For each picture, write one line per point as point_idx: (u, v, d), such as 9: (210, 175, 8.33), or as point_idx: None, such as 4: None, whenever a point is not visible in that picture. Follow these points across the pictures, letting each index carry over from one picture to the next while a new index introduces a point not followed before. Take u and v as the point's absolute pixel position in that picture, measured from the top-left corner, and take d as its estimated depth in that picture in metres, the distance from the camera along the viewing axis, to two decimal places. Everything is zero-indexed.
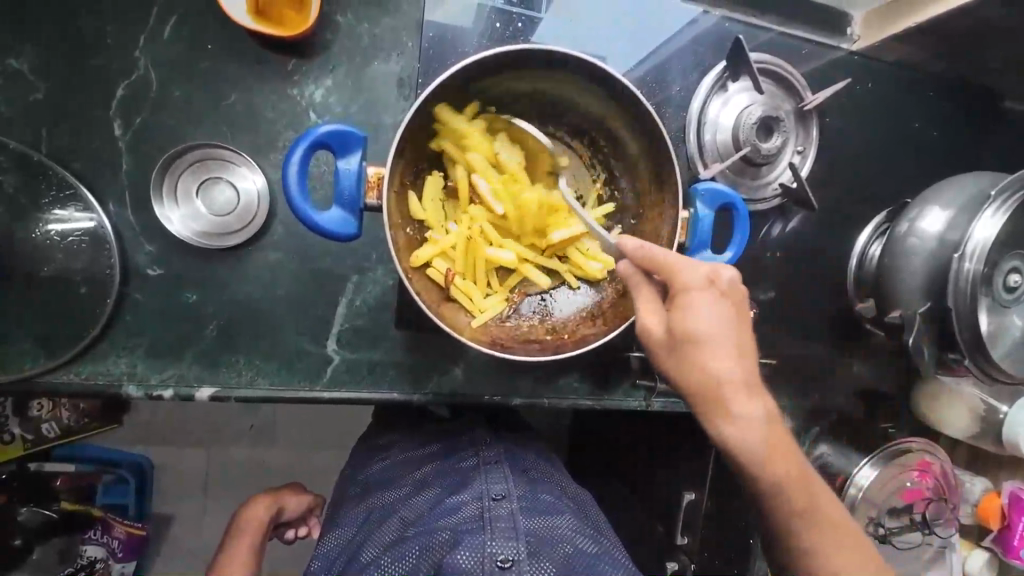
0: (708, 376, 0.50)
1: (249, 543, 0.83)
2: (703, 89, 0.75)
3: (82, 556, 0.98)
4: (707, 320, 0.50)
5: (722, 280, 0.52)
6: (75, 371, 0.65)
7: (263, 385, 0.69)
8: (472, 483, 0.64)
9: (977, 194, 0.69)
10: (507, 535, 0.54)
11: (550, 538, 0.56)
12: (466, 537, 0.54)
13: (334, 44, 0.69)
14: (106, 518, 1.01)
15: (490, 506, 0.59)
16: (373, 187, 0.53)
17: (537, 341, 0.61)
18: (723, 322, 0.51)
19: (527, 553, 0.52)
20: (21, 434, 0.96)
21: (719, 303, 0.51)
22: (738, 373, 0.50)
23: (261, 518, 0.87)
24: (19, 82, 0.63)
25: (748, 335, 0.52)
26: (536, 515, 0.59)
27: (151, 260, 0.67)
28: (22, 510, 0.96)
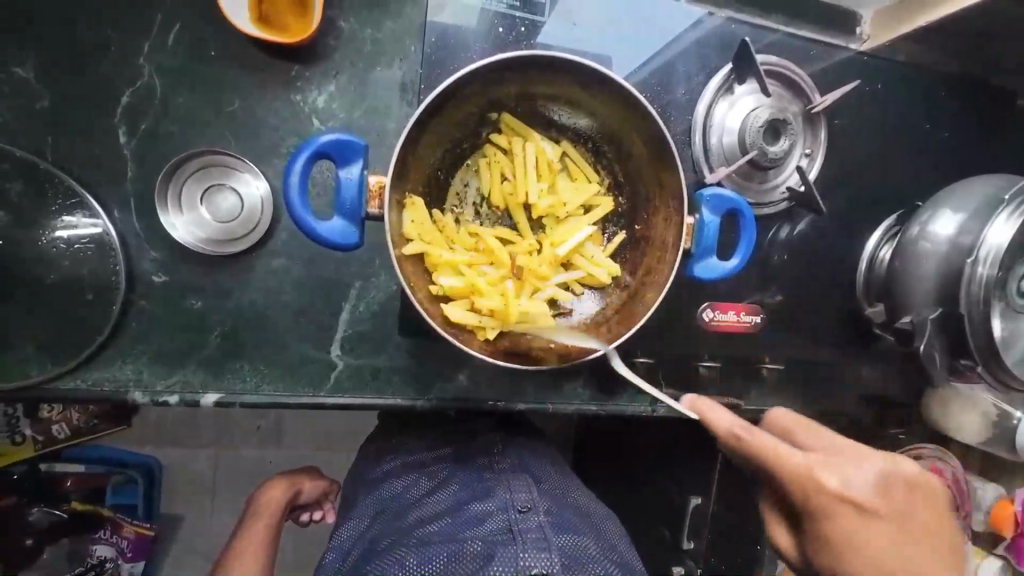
0: None
1: (269, 523, 0.85)
2: (708, 92, 0.75)
3: (93, 556, 1.01)
4: (868, 551, 0.53)
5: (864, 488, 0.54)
6: (82, 377, 0.66)
7: (268, 391, 0.70)
8: (496, 492, 0.64)
9: (990, 197, 0.67)
10: (539, 547, 0.54)
11: (578, 556, 0.56)
12: (499, 551, 0.54)
13: (336, 50, 0.68)
14: (115, 519, 1.04)
15: (519, 517, 0.59)
16: (375, 196, 0.53)
17: (541, 351, 0.60)
18: (879, 551, 0.53)
19: (559, 569, 0.53)
20: (32, 436, 0.96)
21: (868, 520, 0.53)
22: None
23: (279, 500, 0.89)
24: (25, 90, 0.63)
25: (921, 541, 0.54)
26: (563, 530, 0.59)
27: (156, 266, 0.67)
28: (34, 510, 0.99)
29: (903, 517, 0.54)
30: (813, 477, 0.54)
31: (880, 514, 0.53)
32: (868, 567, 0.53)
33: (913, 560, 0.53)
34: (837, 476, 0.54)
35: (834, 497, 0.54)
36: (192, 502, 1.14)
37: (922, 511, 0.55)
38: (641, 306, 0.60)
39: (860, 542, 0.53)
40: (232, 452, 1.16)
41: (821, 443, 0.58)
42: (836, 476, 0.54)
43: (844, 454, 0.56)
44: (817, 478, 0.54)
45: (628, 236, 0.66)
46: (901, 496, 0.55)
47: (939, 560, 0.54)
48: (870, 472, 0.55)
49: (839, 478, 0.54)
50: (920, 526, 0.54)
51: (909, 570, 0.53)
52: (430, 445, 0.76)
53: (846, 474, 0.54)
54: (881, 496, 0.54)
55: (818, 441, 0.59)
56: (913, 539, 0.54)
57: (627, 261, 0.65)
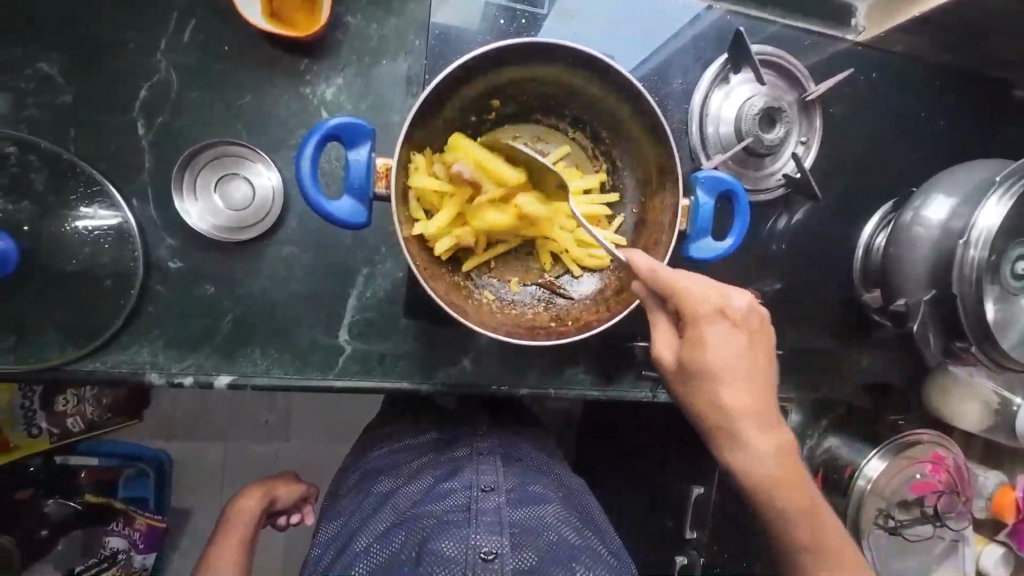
0: (725, 411, 0.54)
1: (241, 536, 0.81)
2: (704, 82, 0.77)
3: (105, 547, 1.04)
4: (717, 357, 0.54)
5: (736, 311, 0.55)
6: (101, 360, 0.68)
7: (278, 374, 0.72)
8: (463, 472, 0.66)
9: (982, 181, 0.68)
10: (492, 528, 0.55)
11: (535, 528, 0.58)
12: (451, 528, 0.56)
13: (343, 45, 0.71)
14: (128, 511, 1.06)
15: (479, 496, 0.61)
16: (383, 177, 0.54)
17: (540, 328, 0.61)
18: (728, 357, 0.54)
19: (510, 546, 0.54)
20: (47, 428, 0.97)
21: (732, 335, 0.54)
22: (754, 409, 0.54)
23: (253, 510, 0.84)
24: (48, 85, 0.66)
25: (764, 359, 0.56)
26: (522, 506, 0.61)
27: (172, 254, 0.70)
28: (49, 502, 1.02)
29: (755, 340, 0.56)
30: (688, 293, 0.54)
31: (739, 330, 0.55)
32: (708, 372, 0.54)
33: (751, 384, 0.54)
34: (721, 294, 0.55)
35: (705, 309, 0.54)
36: (204, 490, 1.18)
37: (767, 347, 0.56)
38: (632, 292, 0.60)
39: (715, 352, 0.54)
40: (242, 442, 1.20)
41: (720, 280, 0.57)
42: (716, 297, 0.54)
43: (724, 286, 0.56)
44: (695, 294, 0.54)
45: (627, 219, 0.68)
46: (762, 334, 0.56)
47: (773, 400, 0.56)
48: (744, 300, 0.56)
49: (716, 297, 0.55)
50: (768, 361, 0.56)
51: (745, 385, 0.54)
52: (422, 429, 0.78)
53: (726, 299, 0.55)
54: (750, 326, 0.55)
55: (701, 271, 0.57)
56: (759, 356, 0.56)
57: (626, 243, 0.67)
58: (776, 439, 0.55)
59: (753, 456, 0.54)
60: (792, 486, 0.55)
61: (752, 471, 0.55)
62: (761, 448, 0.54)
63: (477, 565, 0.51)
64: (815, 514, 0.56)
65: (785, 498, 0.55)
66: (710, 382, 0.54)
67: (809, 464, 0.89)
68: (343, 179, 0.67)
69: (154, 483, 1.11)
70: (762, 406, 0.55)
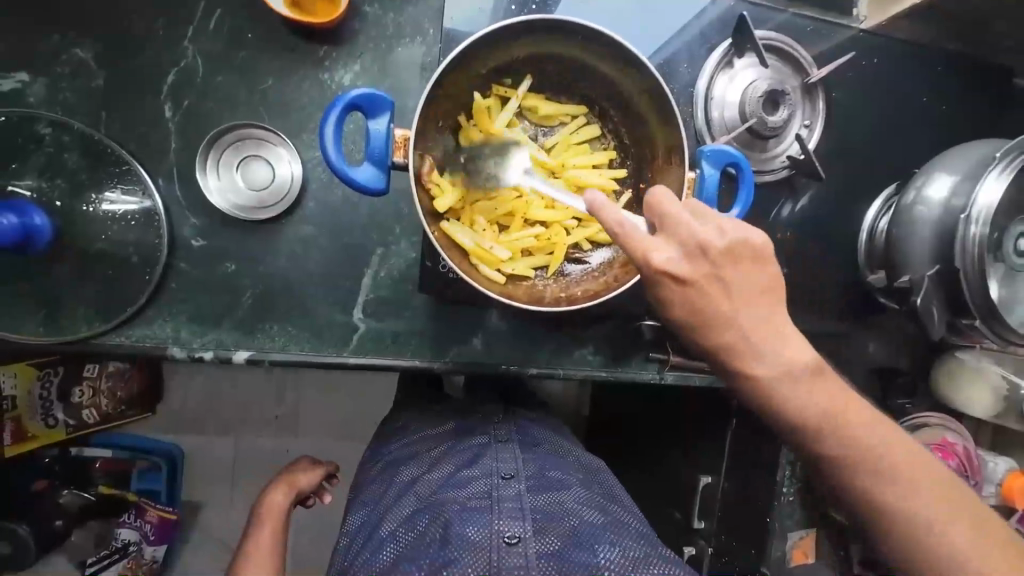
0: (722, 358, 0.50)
1: (274, 527, 0.83)
2: (709, 67, 0.78)
3: (117, 539, 1.09)
4: (697, 314, 0.49)
5: (696, 249, 0.48)
6: (126, 334, 0.71)
7: (295, 350, 0.74)
8: (482, 460, 0.67)
9: (983, 158, 0.69)
10: (514, 513, 0.57)
11: (556, 513, 0.58)
12: (474, 514, 0.57)
13: (361, 33, 0.74)
14: (140, 503, 1.10)
15: (499, 484, 0.62)
16: (400, 148, 0.56)
17: (550, 298, 0.64)
18: (704, 305, 0.49)
19: (533, 530, 0.55)
20: (64, 419, 1.03)
21: (700, 283, 0.48)
22: (748, 346, 0.49)
23: (282, 503, 0.86)
24: (83, 69, 0.69)
25: (745, 290, 0.49)
26: (542, 492, 0.62)
27: (195, 232, 0.72)
28: (64, 492, 1.06)
29: (726, 275, 0.48)
30: (635, 255, 0.48)
31: (709, 276, 0.48)
32: (692, 326, 0.50)
33: (734, 325, 0.49)
34: (668, 248, 0.48)
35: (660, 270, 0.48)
36: (217, 477, 1.20)
37: (742, 275, 0.49)
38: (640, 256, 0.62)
39: (691, 306, 0.49)
40: (255, 430, 1.22)
41: (671, 218, 0.49)
42: (661, 256, 0.48)
43: (672, 225, 0.49)
44: (645, 260, 0.48)
45: (634, 194, 0.70)
46: (741, 266, 0.49)
47: (781, 333, 0.50)
48: (695, 234, 0.48)
49: (664, 249, 0.48)
50: (747, 292, 0.49)
51: (736, 334, 0.49)
52: (439, 419, 0.79)
53: (674, 253, 0.48)
54: (715, 270, 0.48)
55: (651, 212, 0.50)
56: (738, 293, 0.49)
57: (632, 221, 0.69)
58: (788, 366, 0.49)
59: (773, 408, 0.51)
60: (820, 407, 0.50)
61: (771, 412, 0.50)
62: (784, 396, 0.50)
63: (502, 549, 0.52)
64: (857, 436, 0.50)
65: (825, 432, 0.50)
66: (698, 338, 0.51)
67: None
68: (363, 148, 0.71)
69: (165, 478, 1.14)
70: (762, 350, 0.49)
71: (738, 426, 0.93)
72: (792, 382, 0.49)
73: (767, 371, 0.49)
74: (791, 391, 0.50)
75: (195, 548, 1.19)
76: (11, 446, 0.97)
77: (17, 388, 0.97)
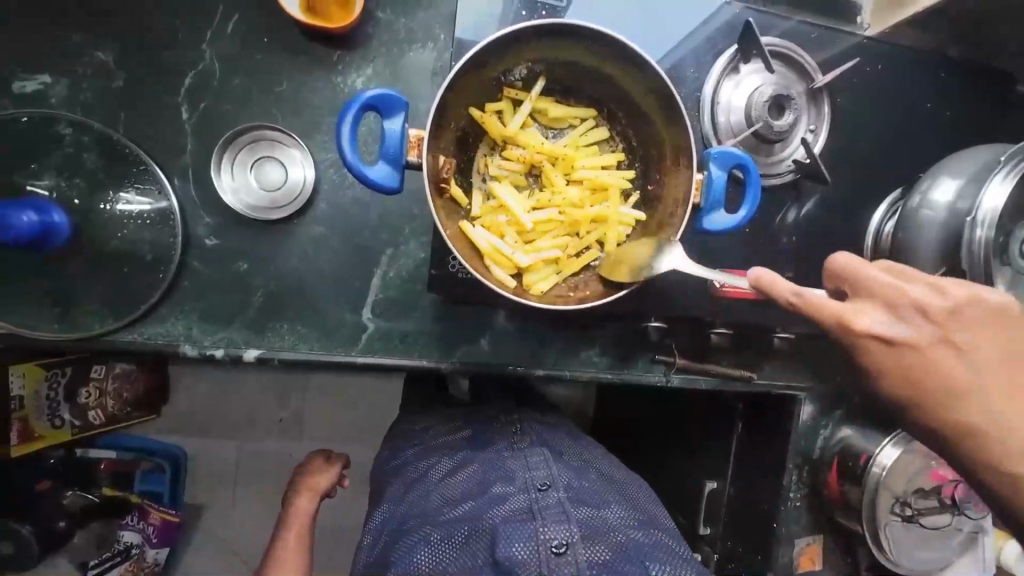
0: (958, 427, 0.51)
1: (303, 533, 0.85)
2: (715, 72, 0.80)
3: (120, 541, 1.08)
4: (929, 382, 0.50)
5: (928, 313, 0.49)
6: (139, 331, 0.72)
7: (305, 349, 0.75)
8: (515, 471, 0.65)
9: (988, 162, 0.70)
10: (558, 521, 0.57)
11: (600, 526, 0.59)
12: (518, 526, 0.56)
13: (373, 37, 0.75)
14: (143, 505, 1.10)
15: (537, 497, 0.61)
16: (414, 146, 0.58)
17: (562, 298, 0.66)
18: (931, 374, 0.50)
19: (579, 537, 0.56)
20: (70, 420, 0.99)
21: (929, 351, 0.50)
22: (978, 411, 0.51)
23: (308, 509, 0.87)
24: (103, 71, 0.71)
25: (982, 349, 0.50)
26: (582, 504, 0.61)
27: (209, 231, 0.73)
28: (68, 493, 1.05)
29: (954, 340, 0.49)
30: (853, 329, 0.50)
31: (936, 342, 0.50)
32: (923, 398, 0.51)
33: (969, 390, 0.50)
34: (878, 315, 0.50)
35: (880, 343, 0.50)
36: (223, 478, 1.21)
37: (980, 336, 0.49)
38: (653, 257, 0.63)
39: (922, 374, 0.51)
40: (262, 431, 1.22)
41: (869, 282, 0.51)
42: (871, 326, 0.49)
43: (895, 288, 0.50)
44: (860, 328, 0.49)
45: (642, 195, 0.71)
46: (972, 325, 0.49)
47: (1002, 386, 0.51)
48: (919, 301, 0.49)
49: (879, 320, 0.50)
50: (982, 354, 0.50)
51: (961, 396, 0.50)
52: (454, 426, 0.78)
53: (886, 318, 0.50)
54: (935, 330, 0.49)
55: (865, 279, 0.51)
56: (967, 356, 0.50)
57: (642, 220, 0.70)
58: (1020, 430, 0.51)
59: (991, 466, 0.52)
60: None
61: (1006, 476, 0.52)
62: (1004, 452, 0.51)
63: (551, 560, 0.53)
64: None
65: None
66: (934, 410, 0.52)
67: (824, 452, 0.89)
68: (377, 148, 0.73)
69: (168, 479, 1.14)
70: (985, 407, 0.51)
71: (742, 432, 0.95)
72: None
73: (1001, 435, 0.51)
74: None
75: (200, 551, 1.19)
76: (18, 446, 0.92)
77: (26, 389, 0.92)
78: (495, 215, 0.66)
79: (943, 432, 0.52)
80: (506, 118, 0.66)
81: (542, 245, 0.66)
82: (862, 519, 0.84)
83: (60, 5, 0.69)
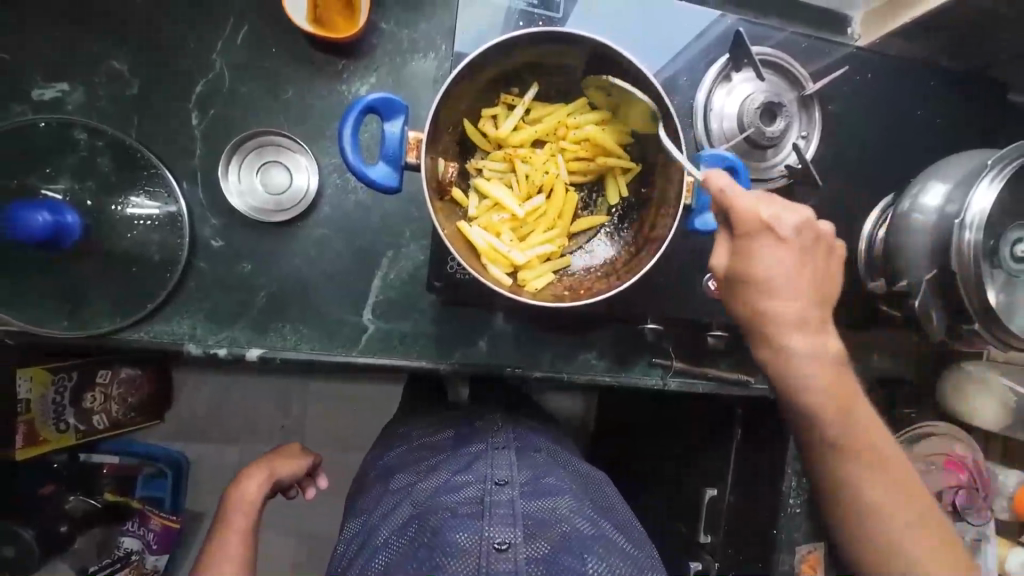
0: (769, 312, 0.59)
1: (243, 525, 0.77)
2: (708, 81, 0.82)
3: (120, 547, 1.08)
4: (761, 267, 0.58)
5: (798, 228, 0.59)
6: (146, 330, 0.74)
7: (306, 349, 0.77)
8: (475, 466, 0.67)
9: (975, 166, 0.71)
10: (505, 521, 0.57)
11: (548, 519, 0.59)
12: (465, 520, 0.57)
13: (378, 48, 0.78)
14: (144, 511, 1.10)
15: (491, 490, 0.62)
16: (413, 148, 0.60)
17: (558, 297, 0.67)
18: (768, 265, 0.58)
19: (523, 536, 0.55)
20: (75, 424, 1.00)
21: (776, 247, 0.58)
22: (793, 311, 0.59)
23: (257, 494, 0.80)
24: (118, 79, 0.74)
25: (817, 276, 0.60)
26: (536, 498, 0.62)
27: (215, 233, 0.76)
28: (69, 497, 1.02)
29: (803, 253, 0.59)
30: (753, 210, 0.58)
31: (788, 247, 0.58)
32: (757, 280, 0.59)
33: (786, 287, 0.59)
34: (771, 209, 0.58)
35: (759, 226, 0.58)
36: (223, 481, 1.21)
37: (813, 260, 0.60)
38: (642, 260, 0.66)
39: (763, 263, 0.58)
40: (262, 435, 1.23)
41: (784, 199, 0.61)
42: (772, 211, 0.58)
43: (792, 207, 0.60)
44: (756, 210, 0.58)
45: (636, 199, 0.72)
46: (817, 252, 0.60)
47: (816, 305, 0.60)
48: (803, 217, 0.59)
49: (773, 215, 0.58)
50: (818, 278, 0.60)
51: (787, 291, 0.59)
52: (449, 426, 0.79)
53: (778, 216, 0.58)
54: (806, 239, 0.59)
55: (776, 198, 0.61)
56: (805, 270, 0.59)
57: (637, 220, 0.72)
58: (815, 344, 0.60)
59: (806, 361, 0.59)
60: (828, 389, 0.59)
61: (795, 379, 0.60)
62: (801, 345, 0.59)
63: (491, 554, 0.53)
64: (875, 439, 0.60)
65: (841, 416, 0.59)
66: (751, 290, 0.59)
67: None
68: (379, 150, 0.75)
69: (171, 484, 1.15)
70: (796, 304, 0.59)
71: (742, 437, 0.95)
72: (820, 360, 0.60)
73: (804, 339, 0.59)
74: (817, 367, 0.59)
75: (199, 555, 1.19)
76: (22, 450, 0.93)
77: (32, 393, 0.92)
78: (490, 214, 0.68)
79: (757, 313, 0.60)
80: (499, 121, 0.68)
81: (536, 241, 0.68)
82: None
83: (65, 8, 0.72)
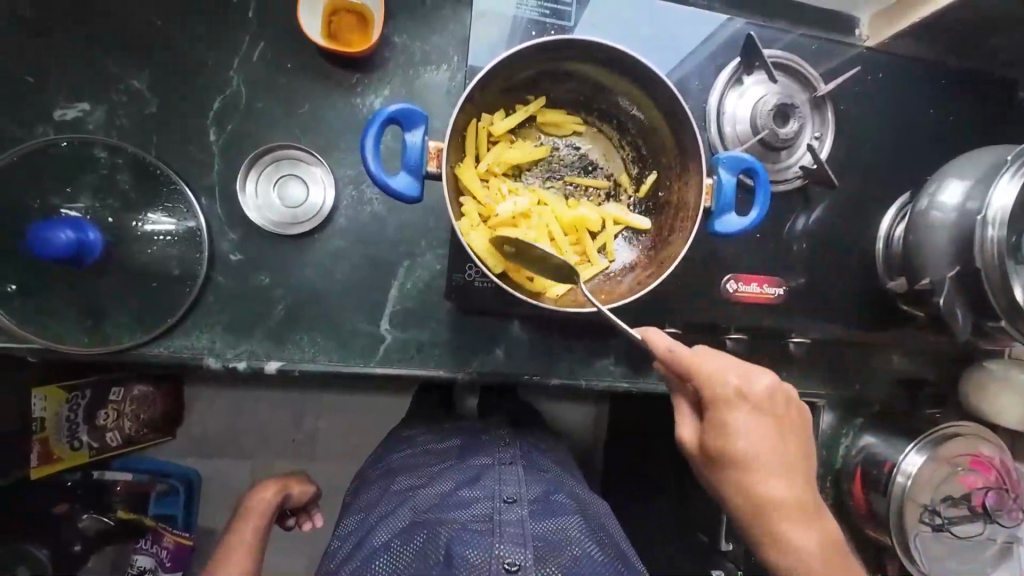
0: (751, 493, 0.58)
1: (252, 532, 0.77)
2: (719, 84, 0.82)
3: (134, 566, 1.03)
4: (736, 443, 0.58)
5: (764, 391, 0.59)
6: (165, 346, 0.74)
7: (323, 360, 0.76)
8: (484, 480, 0.66)
9: (995, 163, 0.71)
10: (516, 541, 0.56)
11: (558, 541, 0.58)
12: (474, 537, 0.56)
13: (391, 61, 0.79)
14: (157, 527, 1.07)
15: (501, 508, 0.61)
16: (434, 157, 0.61)
17: (579, 302, 0.67)
18: (742, 445, 0.58)
19: (533, 559, 0.54)
20: (88, 442, 1.00)
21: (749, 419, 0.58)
22: (775, 489, 0.58)
23: (267, 503, 0.81)
24: (137, 97, 0.75)
25: (789, 443, 0.60)
26: (546, 518, 0.61)
27: (233, 247, 0.76)
28: (84, 516, 1.02)
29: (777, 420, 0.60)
30: (720, 381, 0.59)
31: (760, 415, 0.59)
32: (734, 457, 0.58)
33: (767, 466, 0.58)
34: (737, 375, 0.59)
35: (731, 398, 0.58)
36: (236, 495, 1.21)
37: (788, 428, 0.61)
38: (676, 248, 0.65)
39: (738, 440, 0.58)
40: (275, 450, 1.23)
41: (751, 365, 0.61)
42: (737, 378, 0.59)
43: (748, 367, 0.60)
44: (724, 382, 0.59)
45: (653, 203, 0.73)
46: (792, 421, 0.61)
47: (794, 472, 0.59)
48: (764, 381, 0.59)
49: (741, 381, 0.59)
50: (791, 443, 0.60)
51: (767, 471, 0.58)
52: (468, 436, 0.78)
53: (748, 383, 0.59)
54: (775, 407, 0.60)
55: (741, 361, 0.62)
56: (779, 443, 0.59)
57: (655, 223, 0.72)
58: (801, 517, 0.58)
59: (798, 536, 0.57)
60: (822, 561, 0.58)
61: (793, 556, 0.58)
62: (788, 526, 0.58)
63: None
64: None
65: None
66: (735, 470, 0.58)
67: (846, 463, 0.88)
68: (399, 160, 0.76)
69: (183, 500, 1.14)
70: (775, 478, 0.58)
71: None
72: (815, 536, 0.58)
73: (790, 514, 0.58)
74: (812, 541, 0.58)
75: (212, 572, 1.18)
76: (36, 468, 0.94)
77: (47, 411, 0.92)
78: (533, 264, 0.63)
79: (739, 492, 0.59)
80: (494, 123, 0.68)
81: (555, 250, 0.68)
82: (889, 530, 0.81)
83: (66, 9, 0.74)
